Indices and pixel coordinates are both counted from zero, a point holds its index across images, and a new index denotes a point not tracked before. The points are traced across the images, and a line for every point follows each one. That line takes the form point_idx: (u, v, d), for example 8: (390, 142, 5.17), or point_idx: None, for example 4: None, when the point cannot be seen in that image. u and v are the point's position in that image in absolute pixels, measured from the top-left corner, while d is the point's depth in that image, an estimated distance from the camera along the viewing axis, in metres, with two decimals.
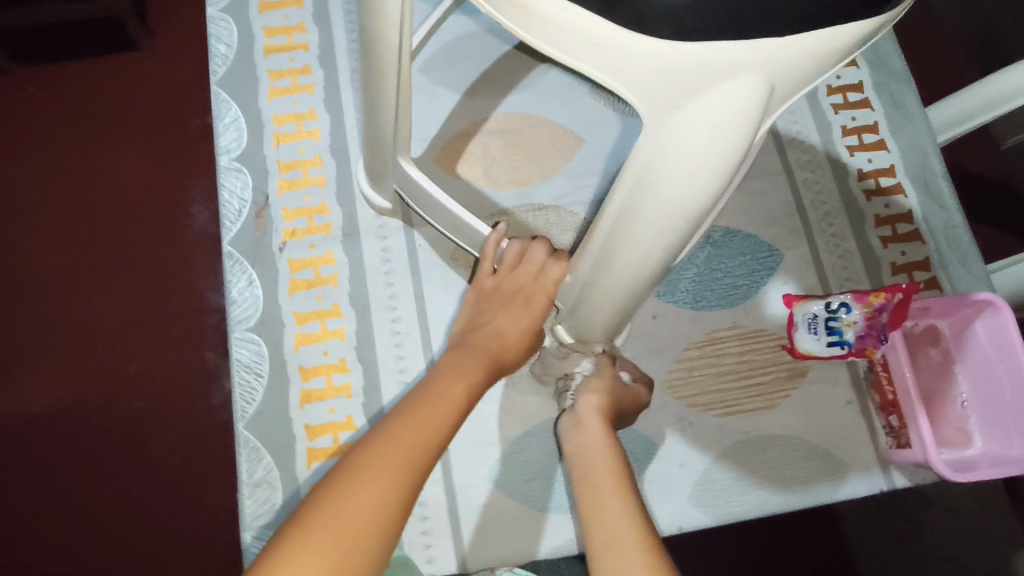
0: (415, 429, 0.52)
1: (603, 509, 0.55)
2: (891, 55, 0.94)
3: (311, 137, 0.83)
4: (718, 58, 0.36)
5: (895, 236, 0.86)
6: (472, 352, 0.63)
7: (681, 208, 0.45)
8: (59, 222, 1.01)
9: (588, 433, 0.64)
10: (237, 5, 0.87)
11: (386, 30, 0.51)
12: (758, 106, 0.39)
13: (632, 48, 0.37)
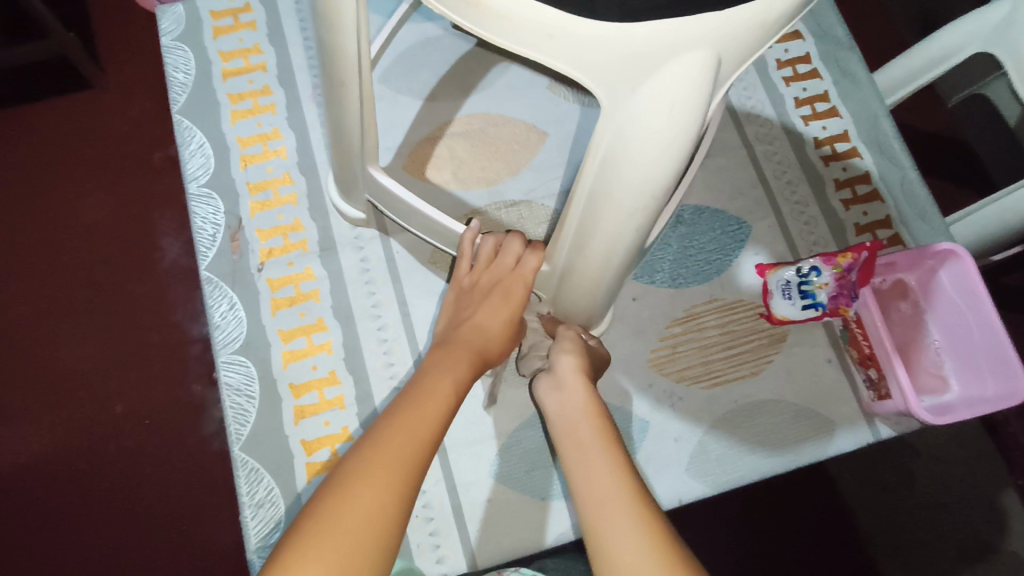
0: (407, 426, 0.54)
1: (592, 465, 0.56)
2: (834, 24, 0.97)
3: (278, 156, 0.83)
4: (666, 39, 0.38)
5: (856, 198, 0.89)
6: (459, 348, 0.64)
7: (650, 189, 0.47)
8: (30, 268, 0.99)
9: (573, 391, 0.64)
10: (191, 32, 0.87)
11: (345, 42, 0.51)
12: (708, 80, 0.41)
13: (584, 34, 0.39)
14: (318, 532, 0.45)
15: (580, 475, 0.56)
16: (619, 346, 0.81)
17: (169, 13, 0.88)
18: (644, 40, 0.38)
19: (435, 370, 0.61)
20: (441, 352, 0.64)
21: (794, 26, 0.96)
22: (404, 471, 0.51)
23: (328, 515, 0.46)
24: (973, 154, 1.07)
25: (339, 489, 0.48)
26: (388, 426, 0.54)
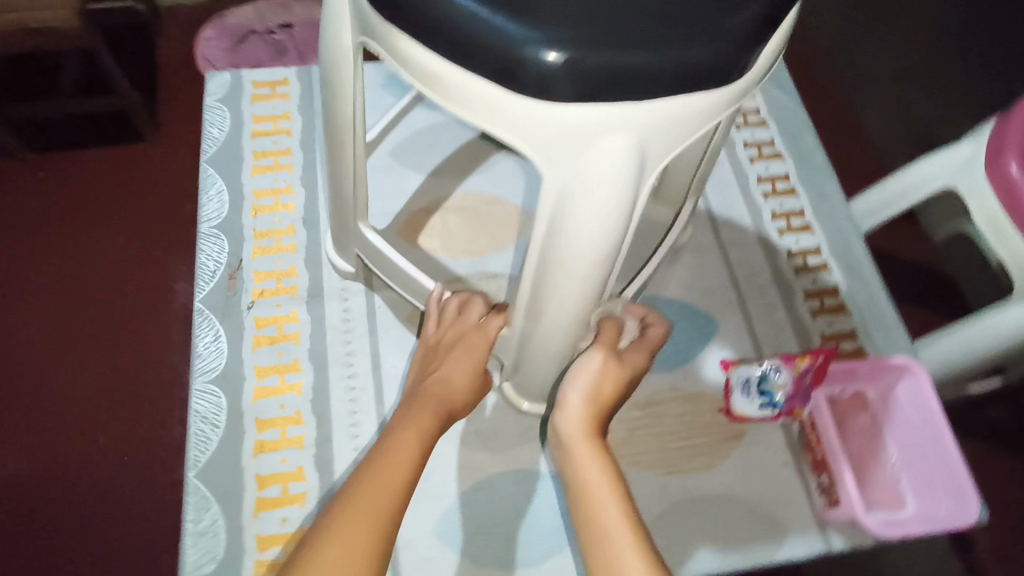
0: (378, 484, 0.56)
1: (591, 508, 0.56)
2: (813, 150, 1.05)
3: (287, 209, 0.91)
4: (597, 121, 0.44)
5: (823, 309, 0.93)
6: (421, 401, 0.67)
7: (592, 255, 0.52)
8: (48, 289, 1.07)
9: (572, 420, 0.63)
10: (232, 95, 0.98)
11: (341, 104, 0.59)
12: (637, 161, 0.46)
13: (528, 110, 0.44)
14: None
15: (583, 509, 0.57)
16: None
17: (216, 78, 0.99)
18: (578, 119, 0.44)
19: (401, 426, 0.63)
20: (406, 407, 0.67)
21: (776, 148, 1.05)
22: (376, 528, 0.53)
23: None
24: (947, 285, 1.12)
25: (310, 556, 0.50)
26: (358, 484, 0.56)
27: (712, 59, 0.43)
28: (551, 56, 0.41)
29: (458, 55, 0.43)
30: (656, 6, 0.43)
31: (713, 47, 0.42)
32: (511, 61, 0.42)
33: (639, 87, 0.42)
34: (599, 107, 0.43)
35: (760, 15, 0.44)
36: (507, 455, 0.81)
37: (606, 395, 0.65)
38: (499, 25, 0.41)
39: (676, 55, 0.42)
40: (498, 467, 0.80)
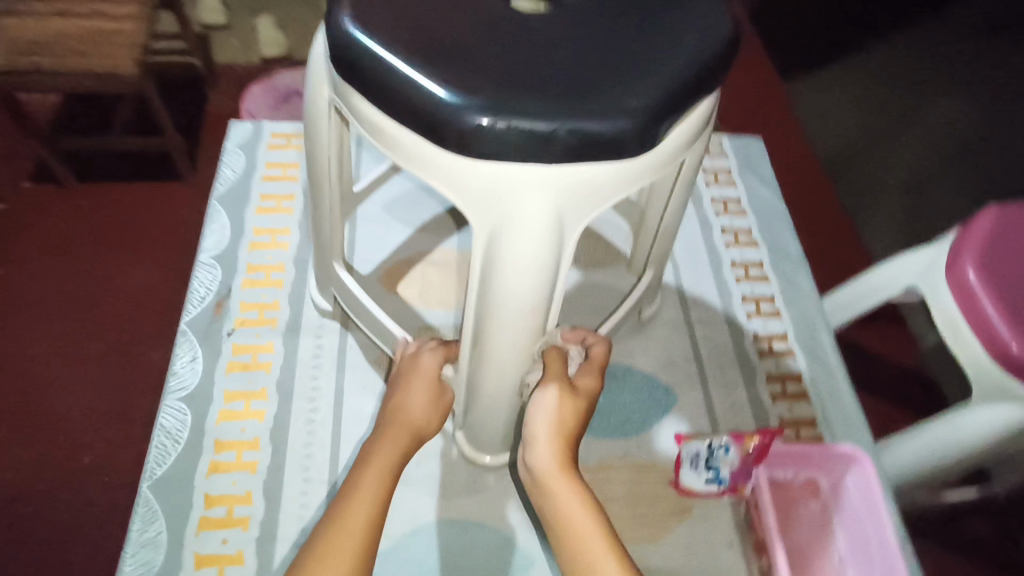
0: (353, 524, 0.53)
1: (579, 548, 0.52)
2: (788, 242, 1.09)
3: (281, 247, 0.98)
4: (515, 179, 0.49)
5: (784, 394, 0.94)
6: (377, 424, 0.65)
7: (522, 305, 0.57)
8: (73, 311, 1.30)
9: (543, 461, 0.59)
10: (250, 143, 1.08)
11: (318, 151, 0.66)
12: (554, 219, 0.51)
13: (456, 165, 0.50)
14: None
15: (563, 558, 0.53)
16: None
17: (239, 126, 1.09)
18: (497, 176, 0.50)
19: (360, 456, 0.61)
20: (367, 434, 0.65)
21: (752, 236, 1.10)
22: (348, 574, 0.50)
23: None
24: None
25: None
26: (331, 524, 0.53)
27: (613, 133, 0.47)
28: (466, 116, 0.46)
29: (398, 114, 0.49)
30: (567, 85, 0.48)
31: (613, 120, 0.47)
32: (432, 119, 0.47)
33: (544, 152, 0.47)
34: (515, 167, 0.49)
35: (660, 100, 0.48)
36: (451, 503, 0.82)
37: (568, 424, 0.62)
38: (436, 90, 0.47)
39: (578, 125, 0.46)
40: (441, 514, 0.81)
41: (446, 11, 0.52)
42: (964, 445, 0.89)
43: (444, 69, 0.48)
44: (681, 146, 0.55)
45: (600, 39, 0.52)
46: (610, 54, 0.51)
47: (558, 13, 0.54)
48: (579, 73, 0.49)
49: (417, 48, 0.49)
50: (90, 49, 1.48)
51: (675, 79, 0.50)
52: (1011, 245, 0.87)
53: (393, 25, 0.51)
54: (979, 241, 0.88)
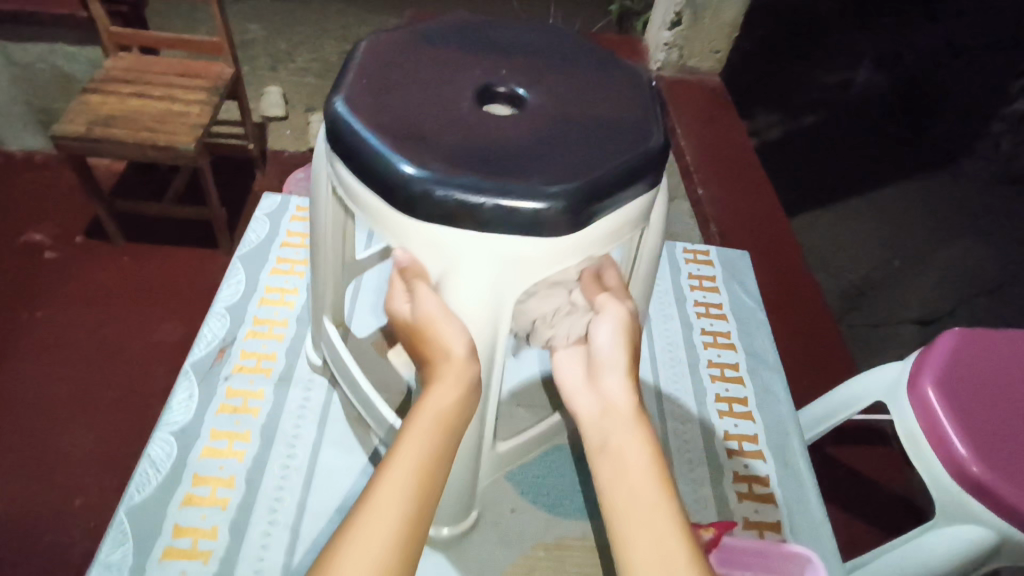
0: (426, 462, 0.57)
1: (628, 470, 0.60)
2: (766, 349, 1.15)
3: (288, 305, 1.07)
4: (462, 243, 0.61)
5: (750, 494, 0.95)
6: (440, 366, 0.63)
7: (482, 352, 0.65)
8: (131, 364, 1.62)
9: (618, 396, 0.67)
10: (277, 212, 1.20)
11: (320, 214, 0.75)
12: (494, 280, 0.62)
13: (415, 229, 0.62)
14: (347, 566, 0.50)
15: (617, 471, 0.61)
16: (481, 548, 0.86)
17: (270, 197, 1.22)
18: (443, 240, 0.61)
19: (431, 400, 0.61)
20: (431, 374, 0.63)
21: (731, 339, 1.16)
22: (423, 515, 0.55)
23: (356, 553, 0.50)
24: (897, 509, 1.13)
25: (367, 528, 0.52)
26: (403, 460, 0.56)
27: (534, 212, 0.57)
28: (414, 180, 0.58)
29: (370, 182, 0.62)
30: (508, 172, 0.59)
31: (533, 201, 0.57)
32: (394, 186, 0.59)
33: (474, 220, 0.58)
34: (455, 232, 0.60)
35: (578, 187, 0.59)
36: None
37: (633, 364, 0.69)
38: (397, 163, 0.59)
39: (501, 202, 0.57)
40: None
41: (422, 106, 0.65)
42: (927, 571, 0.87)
43: (410, 149, 0.60)
44: (610, 231, 0.65)
45: (541, 139, 0.63)
46: (550, 155, 0.62)
47: (516, 118, 0.66)
48: (514, 163, 0.60)
49: (388, 133, 0.61)
50: (158, 125, 1.71)
51: (600, 180, 0.60)
52: (972, 366, 0.91)
53: (375, 112, 0.63)
54: (940, 358, 0.92)
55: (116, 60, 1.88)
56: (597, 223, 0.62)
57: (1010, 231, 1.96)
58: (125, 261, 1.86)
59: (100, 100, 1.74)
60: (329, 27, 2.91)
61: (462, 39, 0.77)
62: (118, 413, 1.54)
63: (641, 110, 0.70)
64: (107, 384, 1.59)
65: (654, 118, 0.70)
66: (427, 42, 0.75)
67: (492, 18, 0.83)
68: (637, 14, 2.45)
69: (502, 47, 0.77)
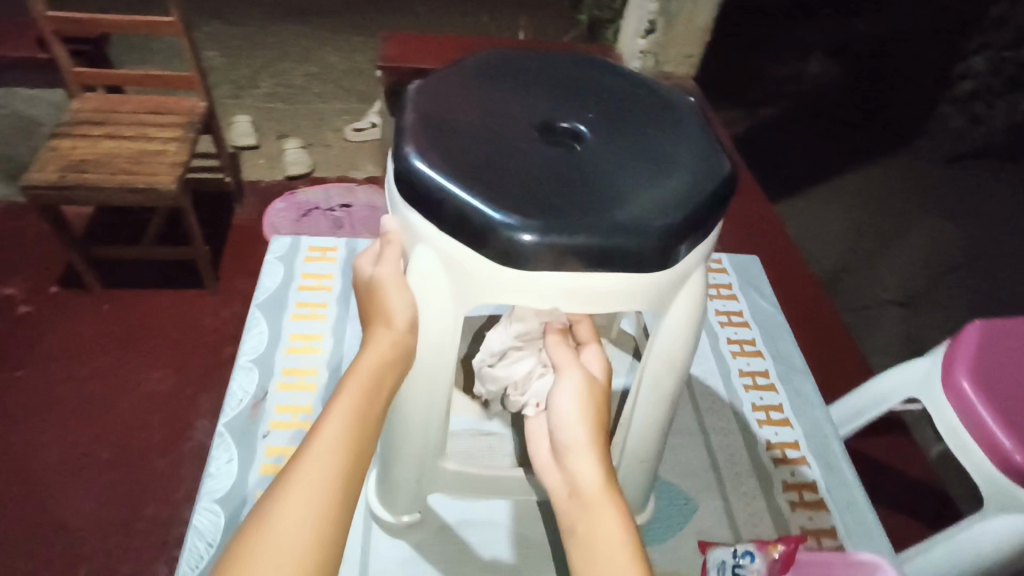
0: (355, 438, 0.57)
1: (602, 561, 0.57)
2: (792, 353, 1.16)
3: (314, 352, 1.03)
4: (436, 241, 0.64)
5: (802, 501, 0.96)
6: (376, 327, 0.65)
7: (437, 344, 0.67)
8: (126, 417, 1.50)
9: (584, 469, 0.64)
10: (289, 254, 1.16)
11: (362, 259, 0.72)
12: (451, 282, 0.65)
13: (405, 216, 0.66)
14: (285, 506, 0.50)
15: (591, 559, 0.58)
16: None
17: (279, 240, 1.18)
18: (415, 224, 0.66)
19: (366, 357, 0.63)
20: (366, 334, 0.66)
21: (757, 346, 1.17)
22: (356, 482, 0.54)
23: (299, 493, 0.51)
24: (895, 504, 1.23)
25: (309, 471, 0.53)
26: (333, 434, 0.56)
27: (517, 242, 0.59)
28: (408, 161, 0.63)
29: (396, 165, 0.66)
30: (510, 194, 0.61)
31: (497, 215, 0.59)
32: (407, 176, 0.64)
33: (441, 213, 0.62)
34: (429, 223, 0.64)
35: (570, 229, 0.59)
36: None
37: (601, 433, 0.67)
38: (413, 155, 0.63)
39: (467, 206, 0.60)
40: None
41: (471, 117, 0.68)
42: (990, 554, 0.89)
43: (434, 149, 0.63)
44: (572, 289, 0.63)
45: (557, 171, 0.64)
46: (570, 191, 0.63)
47: (570, 155, 0.66)
48: (511, 183, 0.62)
49: (430, 138, 0.65)
50: (135, 166, 1.61)
51: (610, 231, 0.60)
52: (1001, 356, 0.94)
53: (432, 103, 0.68)
54: (969, 351, 0.95)
55: (83, 102, 1.80)
56: (560, 271, 0.62)
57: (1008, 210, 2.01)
58: (106, 308, 1.72)
59: (70, 144, 1.65)
60: (289, 50, 2.82)
61: (560, 74, 0.78)
62: (117, 472, 1.40)
63: (703, 172, 0.66)
64: (102, 442, 1.45)
65: (697, 190, 0.64)
66: (511, 67, 0.77)
67: (579, 56, 0.82)
68: (606, 23, 2.41)
69: (596, 87, 0.77)
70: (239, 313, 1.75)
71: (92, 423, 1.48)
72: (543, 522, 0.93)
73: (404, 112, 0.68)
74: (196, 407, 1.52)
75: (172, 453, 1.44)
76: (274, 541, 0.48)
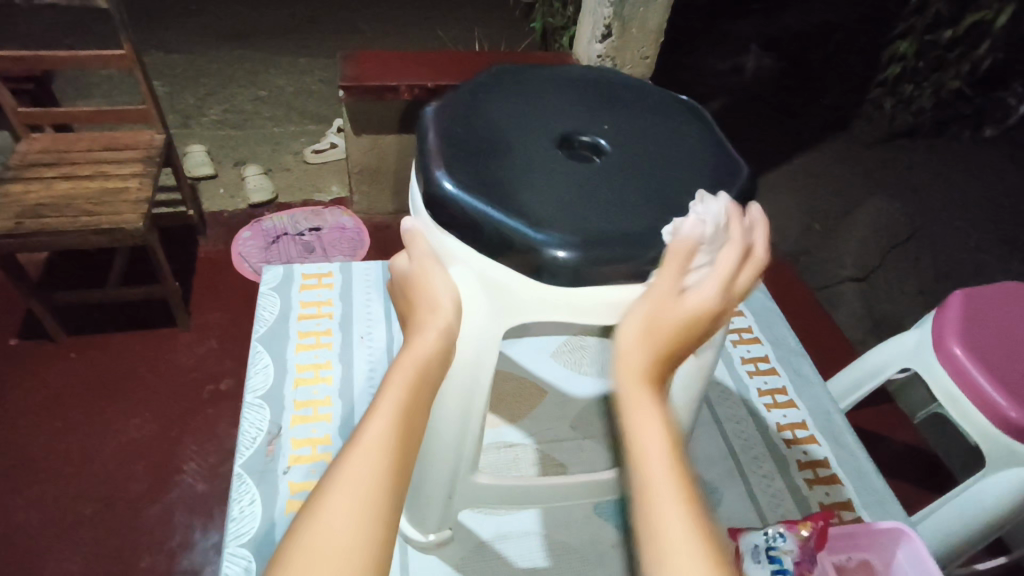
0: (399, 433, 0.55)
1: (645, 460, 0.52)
2: (786, 336, 1.22)
3: (325, 381, 1.03)
4: (474, 258, 0.64)
5: (817, 478, 1.00)
6: (423, 321, 0.63)
7: (476, 363, 0.67)
8: (106, 467, 1.36)
9: (631, 355, 0.59)
10: (283, 285, 1.17)
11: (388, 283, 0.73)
12: (488, 301, 0.65)
13: (438, 232, 0.66)
14: (333, 506, 0.49)
15: (635, 453, 0.53)
16: None
17: (271, 270, 1.19)
18: (450, 245, 0.66)
19: (410, 351, 0.62)
20: (412, 328, 0.64)
21: (753, 333, 1.22)
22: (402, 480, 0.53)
23: (346, 492, 0.50)
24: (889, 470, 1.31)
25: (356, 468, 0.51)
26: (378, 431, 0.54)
27: (552, 258, 0.59)
28: (439, 185, 0.63)
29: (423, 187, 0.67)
30: (541, 212, 0.62)
31: (535, 233, 0.60)
32: (436, 198, 0.64)
33: (477, 236, 0.62)
34: (463, 244, 0.65)
35: (602, 240, 0.60)
36: None
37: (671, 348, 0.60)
38: (440, 177, 0.64)
39: (506, 227, 0.60)
40: None
41: (491, 137, 0.69)
42: (991, 510, 0.96)
43: (460, 171, 0.64)
44: (616, 302, 0.65)
45: (584, 183, 0.65)
46: (599, 204, 0.64)
47: (593, 167, 0.68)
48: (542, 199, 0.63)
49: (456, 160, 0.65)
50: (98, 207, 1.51)
51: (640, 245, 0.61)
52: (983, 322, 1.00)
53: (455, 126, 0.70)
54: (956, 319, 1.00)
55: (29, 143, 1.71)
56: (606, 284, 0.63)
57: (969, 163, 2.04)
58: (72, 358, 1.55)
59: (23, 189, 1.55)
60: (234, 74, 2.72)
61: (576, 91, 0.79)
62: (103, 528, 1.26)
63: (719, 180, 0.69)
64: (84, 498, 1.30)
65: (719, 198, 0.67)
66: (521, 83, 0.79)
67: (578, 67, 0.85)
68: (559, 29, 2.33)
69: (611, 103, 0.79)
70: (216, 349, 1.61)
71: (64, 480, 1.33)
72: (576, 528, 0.94)
73: (427, 133, 0.69)
74: (182, 450, 1.39)
75: (163, 500, 1.31)
76: (320, 545, 0.46)
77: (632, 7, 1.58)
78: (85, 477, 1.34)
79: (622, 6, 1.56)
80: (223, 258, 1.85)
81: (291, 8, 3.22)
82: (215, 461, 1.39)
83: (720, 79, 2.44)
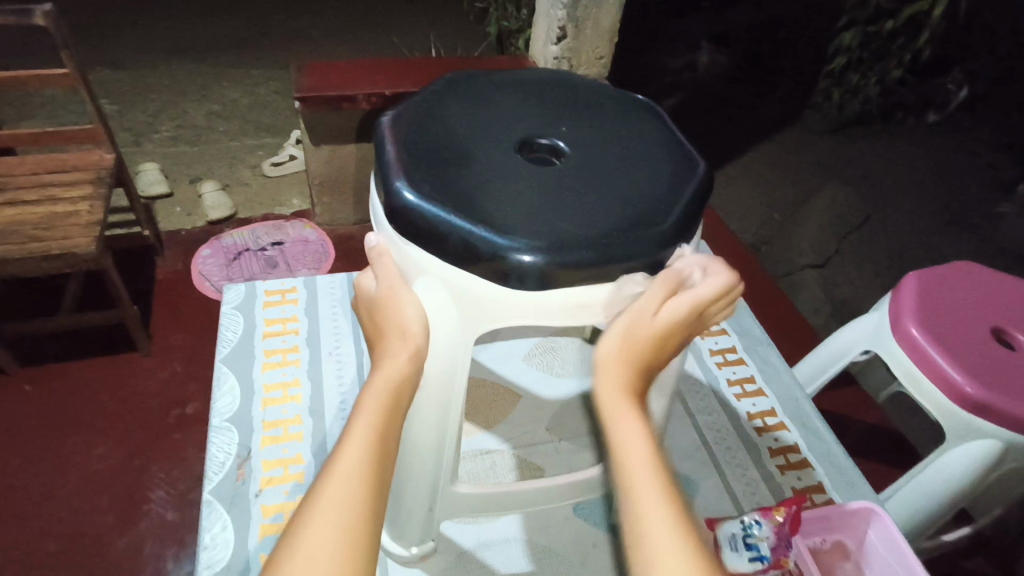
0: (372, 456, 0.57)
1: (632, 463, 0.55)
2: (751, 327, 1.24)
3: (294, 400, 1.01)
4: (438, 271, 0.64)
5: (789, 464, 1.02)
6: (393, 344, 0.64)
7: (447, 372, 0.67)
8: (68, 502, 1.30)
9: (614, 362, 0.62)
10: (245, 303, 1.15)
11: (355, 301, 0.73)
12: (458, 313, 0.65)
13: (401, 246, 0.66)
14: (311, 533, 0.50)
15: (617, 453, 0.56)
16: None
17: (233, 288, 1.17)
18: (414, 257, 0.65)
19: (380, 375, 0.63)
20: (381, 351, 0.65)
21: (720, 325, 1.24)
22: (377, 502, 0.55)
23: (325, 519, 0.51)
24: (855, 453, 1.35)
25: (332, 493, 0.53)
26: (352, 455, 0.56)
27: (519, 264, 0.59)
28: (401, 198, 0.63)
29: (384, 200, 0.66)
30: (505, 217, 0.62)
31: (501, 240, 0.60)
32: (398, 210, 0.63)
33: (442, 245, 0.62)
34: (426, 253, 0.64)
35: (566, 242, 0.60)
36: None
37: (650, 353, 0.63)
38: (402, 190, 0.63)
39: (473, 237, 0.60)
40: None
41: (450, 145, 0.69)
42: (955, 481, 1.00)
43: (421, 181, 0.64)
44: (584, 304, 0.65)
45: (546, 187, 0.66)
46: (563, 206, 0.64)
47: (553, 170, 0.68)
48: (504, 205, 0.63)
49: (417, 171, 0.65)
50: (45, 232, 1.46)
51: (606, 245, 0.61)
52: (935, 301, 1.04)
53: (413, 137, 0.69)
54: (912, 300, 1.04)
55: None
56: (573, 288, 0.63)
57: (913, 149, 2.13)
58: (27, 389, 1.49)
59: None
60: (185, 89, 2.66)
61: (530, 94, 0.80)
62: (67, 568, 1.21)
63: (677, 176, 0.70)
64: (45, 537, 1.25)
65: (679, 194, 0.68)
66: (476, 89, 0.79)
67: (531, 69, 0.85)
68: (515, 33, 2.34)
69: (567, 105, 0.79)
70: (180, 372, 1.56)
71: (23, 519, 1.27)
72: (557, 531, 0.94)
73: (386, 144, 0.68)
74: (148, 480, 1.35)
75: (131, 532, 1.27)
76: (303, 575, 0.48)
77: (584, 8, 1.59)
78: (46, 514, 1.28)
79: (575, 7, 1.57)
80: (183, 277, 1.80)
81: (242, 19, 3.16)
82: (184, 488, 1.35)
83: (676, 76, 2.47)
